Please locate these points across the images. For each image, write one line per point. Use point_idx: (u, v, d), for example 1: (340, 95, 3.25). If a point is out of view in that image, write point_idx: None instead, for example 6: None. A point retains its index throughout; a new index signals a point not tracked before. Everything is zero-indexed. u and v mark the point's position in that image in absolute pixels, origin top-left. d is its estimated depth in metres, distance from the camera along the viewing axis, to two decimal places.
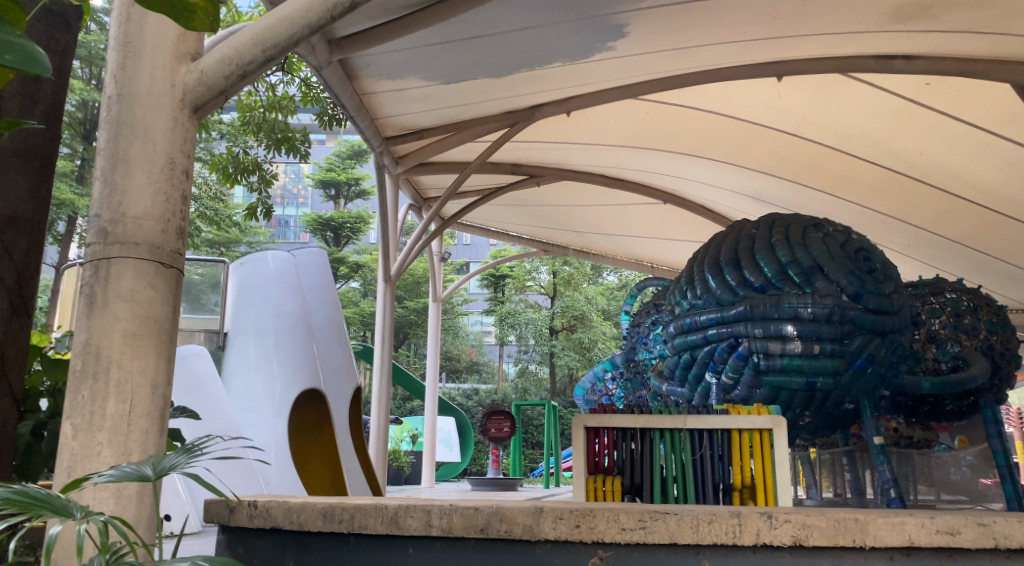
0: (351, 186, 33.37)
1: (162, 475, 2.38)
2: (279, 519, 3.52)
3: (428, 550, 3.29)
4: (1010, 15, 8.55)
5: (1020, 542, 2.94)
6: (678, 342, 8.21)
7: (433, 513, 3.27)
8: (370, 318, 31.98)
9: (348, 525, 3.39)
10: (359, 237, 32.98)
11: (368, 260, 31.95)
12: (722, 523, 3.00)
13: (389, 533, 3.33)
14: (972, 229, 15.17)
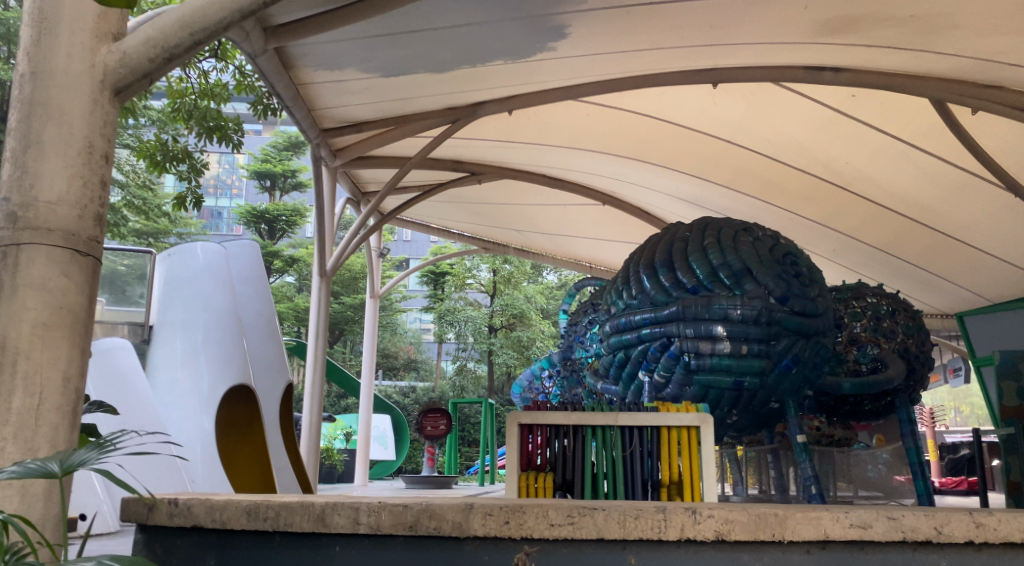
0: (288, 178, 32.68)
1: (69, 472, 2.22)
2: (199, 516, 3.41)
3: (355, 548, 3.22)
4: (928, 33, 8.99)
5: (925, 535, 3.10)
6: (613, 341, 8.32)
7: (361, 511, 3.20)
8: (305, 314, 31.37)
9: (273, 523, 3.29)
10: (296, 230, 32.33)
11: (304, 254, 31.39)
12: (648, 518, 3.07)
13: (315, 531, 3.25)
14: (893, 236, 15.92)
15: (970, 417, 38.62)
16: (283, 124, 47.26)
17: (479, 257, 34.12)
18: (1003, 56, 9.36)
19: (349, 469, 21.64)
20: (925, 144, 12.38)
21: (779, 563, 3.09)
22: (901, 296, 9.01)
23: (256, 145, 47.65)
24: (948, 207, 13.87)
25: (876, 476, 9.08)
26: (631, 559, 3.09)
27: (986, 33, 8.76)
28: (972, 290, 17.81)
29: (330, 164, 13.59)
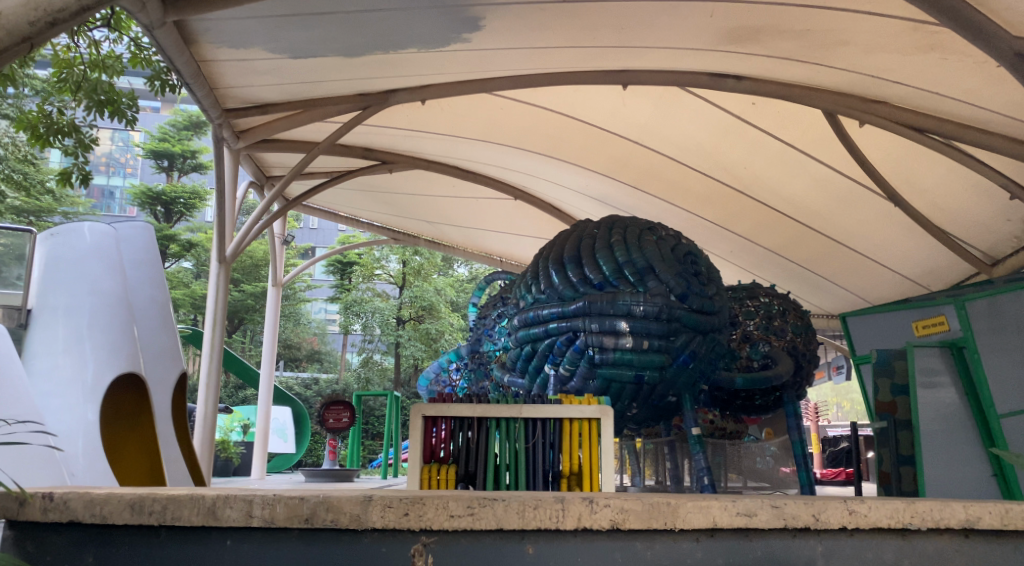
0: (187, 158, 31.38)
1: None
2: (76, 513, 2.97)
3: (247, 541, 2.94)
4: (822, 47, 9.51)
5: (804, 522, 3.07)
6: (520, 334, 8.38)
7: (254, 503, 2.92)
8: (202, 301, 30.17)
9: (159, 517, 2.93)
10: (195, 213, 31.08)
11: (202, 239, 30.22)
12: (546, 508, 2.91)
13: (205, 525, 2.94)
14: (784, 239, 16.82)
15: (852, 413, 41.04)
16: (183, 102, 45.27)
17: (388, 247, 34.02)
18: (887, 73, 10.03)
19: (246, 461, 20.93)
20: (817, 153, 13.16)
21: (671, 550, 3.01)
22: (791, 296, 9.52)
23: (153, 123, 45.47)
24: (836, 213, 14.77)
25: (765, 468, 9.22)
26: (528, 550, 2.94)
27: (873, 51, 9.35)
28: (856, 293, 18.98)
29: (233, 146, 13.16)
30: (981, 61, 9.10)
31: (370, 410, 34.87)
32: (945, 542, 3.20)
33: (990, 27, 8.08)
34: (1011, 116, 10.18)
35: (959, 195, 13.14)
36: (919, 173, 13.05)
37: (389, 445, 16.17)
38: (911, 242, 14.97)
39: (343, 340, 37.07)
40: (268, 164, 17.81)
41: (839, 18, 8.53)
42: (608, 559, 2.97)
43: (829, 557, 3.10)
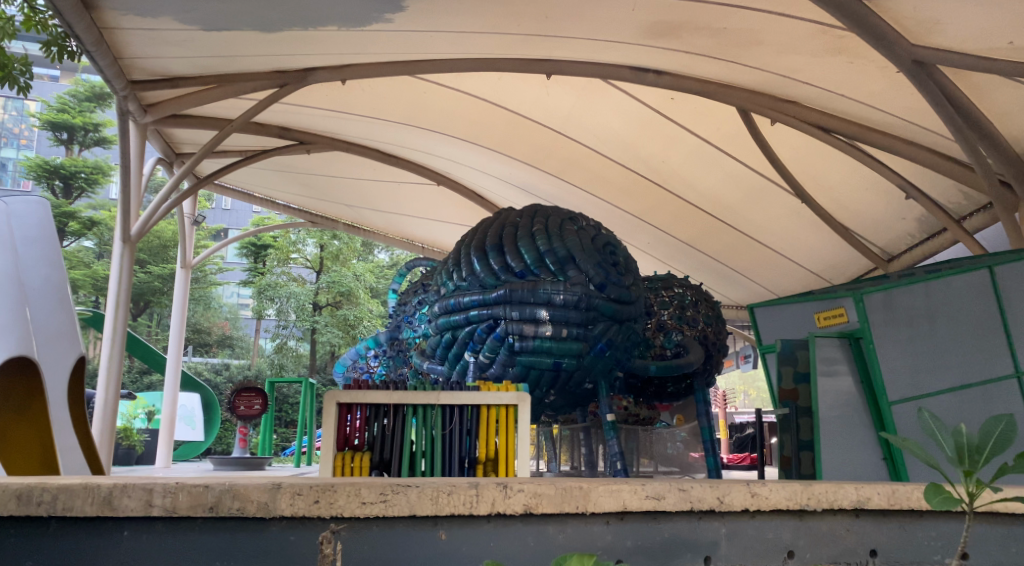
0: (88, 131, 29.72)
1: None
2: None
3: (147, 533, 2.92)
4: (737, 46, 9.86)
5: (709, 505, 3.41)
6: (441, 322, 8.32)
7: (154, 493, 2.88)
8: (104, 283, 28.82)
9: (50, 509, 2.84)
10: (96, 190, 29.48)
11: (105, 217, 28.80)
12: (460, 494, 3.08)
13: (101, 515, 2.88)
14: (697, 231, 17.51)
15: (756, 400, 43.69)
16: (83, 70, 42.67)
17: (306, 231, 33.28)
18: (797, 75, 10.52)
19: (150, 450, 20.10)
20: (732, 149, 13.86)
21: (582, 532, 3.27)
22: (704, 288, 9.87)
23: (51, 93, 42.74)
24: (748, 208, 15.57)
25: (674, 453, 9.70)
26: (441, 534, 3.10)
27: (785, 52, 9.78)
28: (763, 285, 20.09)
29: (139, 120, 12.62)
30: (880, 66, 9.73)
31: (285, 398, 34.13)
32: (837, 522, 3.64)
33: (889, 34, 8.62)
34: (907, 119, 10.95)
35: (859, 193, 13.98)
36: (823, 172, 13.83)
37: (304, 432, 15.89)
38: (814, 234, 15.98)
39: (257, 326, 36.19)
40: (178, 140, 17.24)
41: (753, 18, 8.87)
42: (521, 541, 3.17)
43: (732, 535, 3.48)
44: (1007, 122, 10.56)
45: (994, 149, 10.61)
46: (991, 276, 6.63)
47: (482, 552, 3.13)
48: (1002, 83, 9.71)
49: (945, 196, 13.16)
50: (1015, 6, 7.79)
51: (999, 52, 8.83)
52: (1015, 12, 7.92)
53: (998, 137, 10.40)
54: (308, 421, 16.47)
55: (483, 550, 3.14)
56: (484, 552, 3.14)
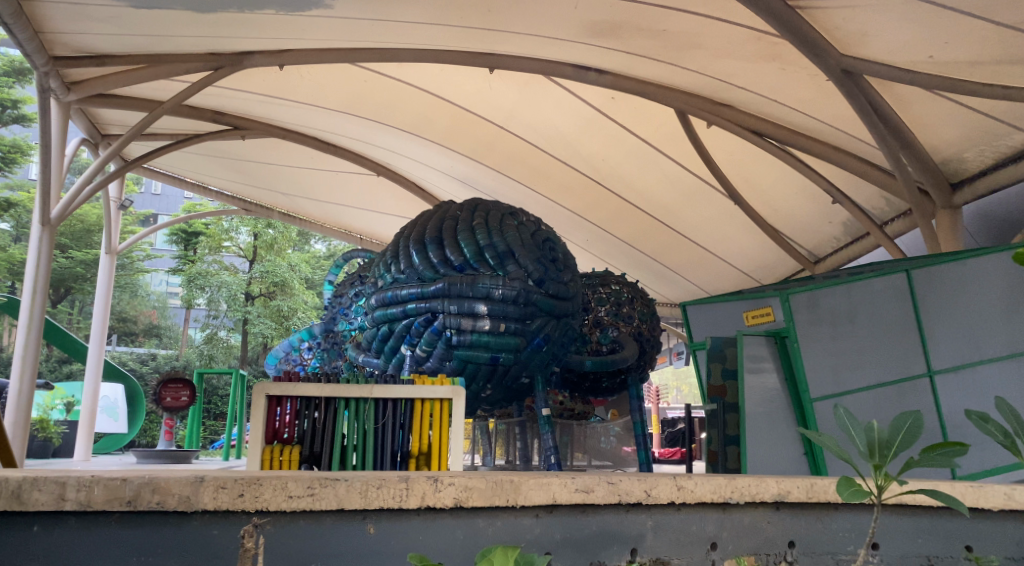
0: (7, 107, 28.34)
1: None
2: None
3: (59, 527, 2.82)
4: (676, 49, 10.09)
5: (638, 497, 3.49)
6: (377, 314, 8.23)
7: (68, 485, 2.76)
8: (22, 267, 27.72)
9: None
10: (15, 170, 28.17)
11: (24, 198, 27.58)
12: (390, 488, 3.03)
13: (10, 509, 2.75)
14: (633, 229, 18.06)
15: (688, 396, 45.22)
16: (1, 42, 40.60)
17: (239, 219, 32.45)
18: (734, 79, 10.82)
19: (69, 442, 19.34)
20: (670, 151, 14.35)
21: (511, 525, 3.30)
22: (640, 285, 10.04)
23: None
24: (682, 209, 16.22)
25: (607, 447, 9.98)
26: (369, 529, 3.07)
27: (722, 56, 10.05)
28: (695, 283, 20.87)
29: (62, 98, 12.20)
30: (811, 74, 10.09)
31: (214, 389, 33.41)
32: (756, 513, 3.81)
33: (820, 43, 8.94)
34: (836, 126, 11.37)
35: (789, 195, 14.58)
36: (756, 175, 14.33)
37: (231, 425, 14.60)
38: (745, 234, 16.55)
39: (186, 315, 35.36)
40: (105, 121, 16.71)
41: (692, 22, 9.08)
42: (449, 534, 3.17)
43: (657, 526, 3.59)
44: (927, 133, 11.09)
45: (915, 159, 11.21)
46: (909, 279, 6.94)
47: (409, 544, 3.12)
48: (924, 96, 10.18)
49: (869, 203, 13.76)
50: (937, 23, 8.18)
51: (921, 66, 9.24)
52: (937, 29, 8.30)
53: (919, 146, 11.00)
54: (236, 414, 15.09)
55: (409, 543, 3.12)
56: (410, 543, 3.13)
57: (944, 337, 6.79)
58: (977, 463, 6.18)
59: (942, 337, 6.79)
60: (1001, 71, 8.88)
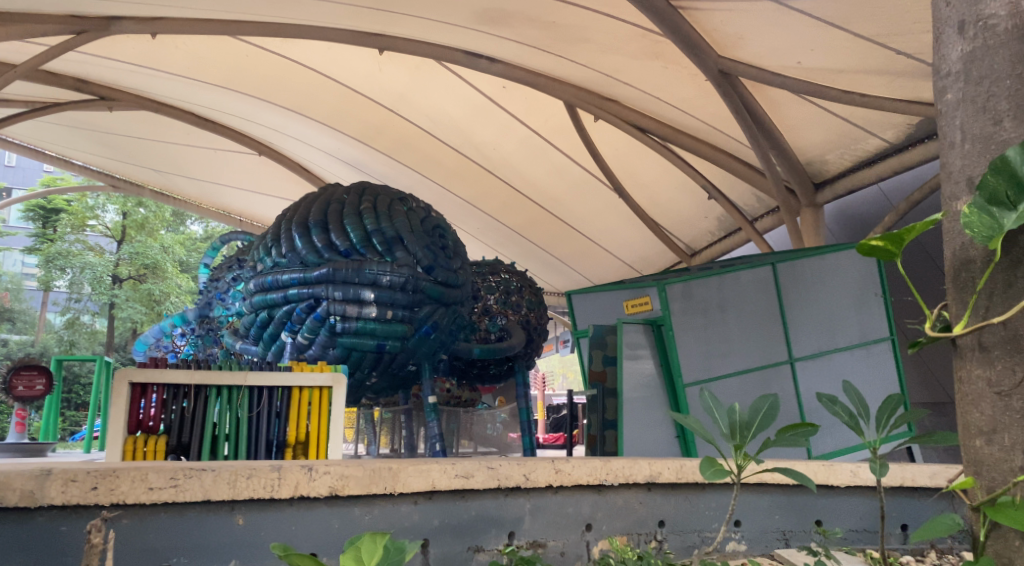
0: None
1: None
2: None
3: None
4: (564, 41, 10.35)
5: (515, 481, 4.11)
6: (256, 300, 7.92)
7: None
8: None
9: None
10: None
11: None
12: (262, 477, 3.37)
13: None
14: (517, 216, 18.77)
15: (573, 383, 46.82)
16: None
17: (107, 196, 30.63)
18: (620, 75, 11.22)
19: None
20: (559, 142, 14.86)
21: (388, 512, 3.74)
22: (528, 274, 10.17)
23: None
24: (567, 197, 16.86)
25: (493, 434, 9.83)
26: (238, 520, 3.39)
27: (609, 51, 10.42)
28: (578, 270, 21.88)
29: None
30: (692, 73, 10.59)
31: (76, 378, 31.45)
32: (633, 496, 4.60)
33: (699, 43, 9.41)
34: (713, 125, 12.00)
35: (668, 190, 15.36)
36: (639, 169, 15.00)
37: (96, 417, 12.71)
38: (626, 224, 17.41)
39: (44, 300, 33.36)
40: None
41: (577, 15, 9.35)
42: (324, 523, 3.56)
43: (535, 506, 4.22)
44: (796, 136, 11.82)
45: (784, 158, 11.96)
46: (774, 272, 7.34)
47: (277, 534, 3.46)
48: (793, 100, 10.83)
49: (742, 200, 14.57)
50: (800, 32, 8.75)
51: (790, 71, 9.85)
52: (803, 37, 8.84)
53: (787, 148, 11.76)
54: (101, 403, 13.07)
55: (276, 533, 3.46)
56: (283, 535, 3.47)
57: (804, 327, 7.26)
58: (830, 444, 6.69)
59: (802, 326, 7.26)
60: (858, 79, 9.57)
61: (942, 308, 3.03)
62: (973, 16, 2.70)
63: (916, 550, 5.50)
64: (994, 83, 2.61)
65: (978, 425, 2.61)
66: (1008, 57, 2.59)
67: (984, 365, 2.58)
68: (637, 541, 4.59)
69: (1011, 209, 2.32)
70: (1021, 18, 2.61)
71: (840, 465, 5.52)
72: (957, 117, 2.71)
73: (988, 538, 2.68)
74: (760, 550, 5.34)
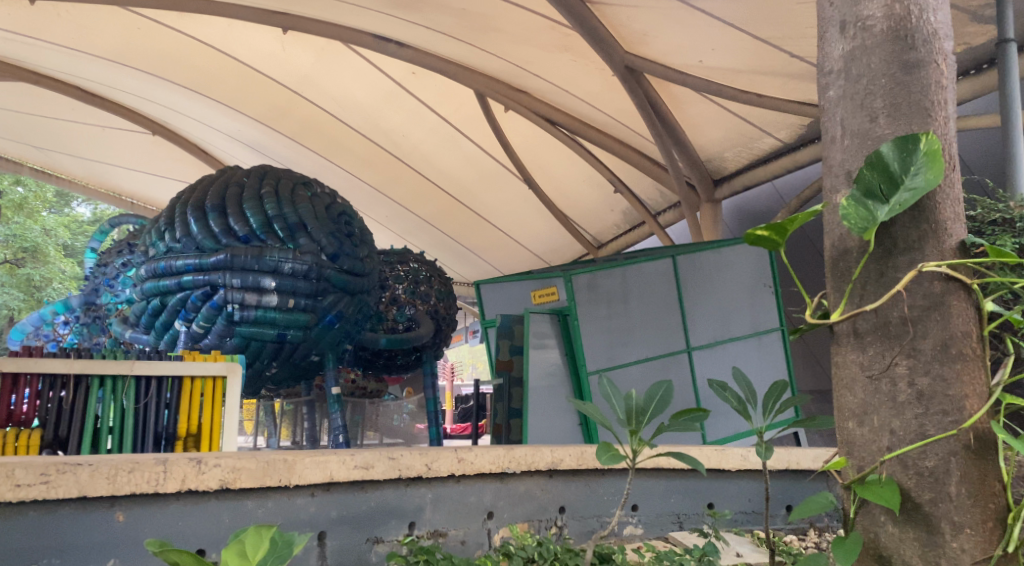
0: None
1: None
2: None
3: None
4: (475, 29, 10.39)
5: (417, 471, 4.04)
6: (147, 287, 7.52)
7: None
8: None
9: None
10: None
11: None
12: (145, 471, 3.21)
13: None
14: (426, 205, 18.86)
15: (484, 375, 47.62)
16: None
17: None
18: (530, 66, 11.34)
19: None
20: (468, 131, 14.99)
21: (283, 505, 3.62)
22: (437, 264, 10.10)
23: None
24: (476, 187, 17.05)
25: (399, 424, 9.99)
26: (118, 516, 3.20)
27: (519, 41, 10.52)
28: (487, 261, 22.24)
29: None
30: (599, 68, 10.81)
31: None
32: (534, 483, 4.62)
33: (606, 37, 9.61)
34: (619, 120, 12.31)
35: (576, 183, 15.68)
36: (548, 161, 15.27)
37: None
38: (535, 215, 17.74)
39: None
40: None
41: (487, 4, 9.40)
42: (214, 518, 3.42)
43: (436, 496, 4.16)
44: (698, 133, 12.25)
45: (685, 155, 12.36)
46: (675, 265, 7.53)
47: (161, 530, 3.29)
48: (695, 98, 11.19)
49: (646, 195, 15.00)
50: (700, 33, 9.07)
51: (693, 69, 10.18)
52: (704, 37, 9.12)
53: (688, 145, 12.20)
54: None
55: (158, 529, 3.29)
56: (166, 531, 3.31)
57: (703, 318, 7.50)
58: (723, 430, 6.95)
59: (701, 317, 7.49)
60: (756, 80, 9.95)
61: (821, 297, 3.22)
62: (853, 16, 2.97)
63: (797, 529, 5.77)
64: (870, 82, 2.89)
65: (851, 408, 2.81)
66: (882, 57, 2.87)
67: (856, 349, 2.78)
68: (537, 528, 4.61)
69: (883, 202, 2.64)
70: (895, 20, 2.88)
71: (731, 450, 5.74)
72: (838, 113, 2.99)
73: (858, 515, 2.81)
74: (656, 533, 5.44)
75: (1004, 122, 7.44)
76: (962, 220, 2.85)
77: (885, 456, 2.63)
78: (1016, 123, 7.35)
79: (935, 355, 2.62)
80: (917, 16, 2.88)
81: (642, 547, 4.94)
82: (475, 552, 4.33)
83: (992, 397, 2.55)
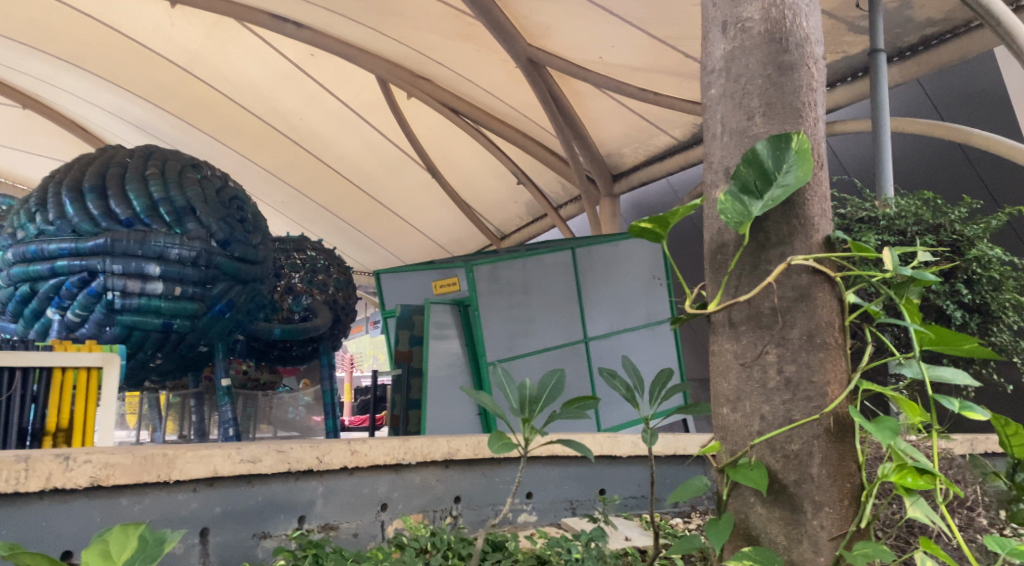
0: None
1: None
2: None
3: None
4: (377, 13, 10.23)
5: (308, 464, 3.91)
6: (15, 272, 7.00)
7: None
8: None
9: None
10: None
11: None
12: (5, 468, 2.97)
13: None
14: (327, 193, 18.49)
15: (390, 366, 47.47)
16: None
17: None
18: (433, 53, 11.28)
19: None
20: (370, 118, 14.77)
21: (161, 502, 3.44)
22: (337, 253, 9.89)
23: None
24: (380, 175, 16.84)
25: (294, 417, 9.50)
26: None
27: (422, 28, 10.42)
28: (391, 251, 22.04)
29: None
30: (503, 59, 10.86)
31: None
32: (430, 473, 4.58)
33: (509, 29, 9.65)
34: (522, 112, 12.41)
35: (480, 175, 15.75)
36: (452, 152, 15.29)
37: None
38: (439, 206, 17.72)
39: None
40: None
41: None
42: (84, 518, 3.22)
43: (328, 488, 4.06)
44: (598, 128, 12.48)
45: (586, 149, 12.57)
46: (574, 257, 7.62)
47: (24, 530, 3.07)
48: (596, 94, 11.41)
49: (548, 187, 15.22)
50: (599, 30, 9.24)
51: (594, 65, 10.38)
52: (603, 34, 9.31)
53: (590, 139, 12.42)
54: None
55: (18, 530, 3.06)
56: (23, 532, 3.07)
57: (601, 310, 7.66)
58: (616, 418, 7.12)
59: (598, 309, 7.64)
60: (654, 78, 10.23)
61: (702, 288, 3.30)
62: (733, 17, 3.07)
63: (682, 511, 5.98)
64: (748, 81, 2.99)
65: (726, 394, 2.89)
66: (760, 58, 2.97)
67: (731, 338, 2.87)
68: (432, 518, 4.56)
69: (757, 197, 2.73)
70: (771, 23, 3.00)
71: (623, 437, 5.90)
72: (719, 111, 3.06)
73: (730, 497, 2.88)
74: (550, 520, 5.50)
75: (874, 128, 7.89)
76: (829, 216, 2.99)
77: (755, 440, 2.72)
78: (884, 128, 7.82)
79: (802, 344, 2.75)
80: (791, 20, 3.01)
81: (534, 534, 4.99)
82: (367, 544, 4.23)
83: (852, 383, 2.68)
